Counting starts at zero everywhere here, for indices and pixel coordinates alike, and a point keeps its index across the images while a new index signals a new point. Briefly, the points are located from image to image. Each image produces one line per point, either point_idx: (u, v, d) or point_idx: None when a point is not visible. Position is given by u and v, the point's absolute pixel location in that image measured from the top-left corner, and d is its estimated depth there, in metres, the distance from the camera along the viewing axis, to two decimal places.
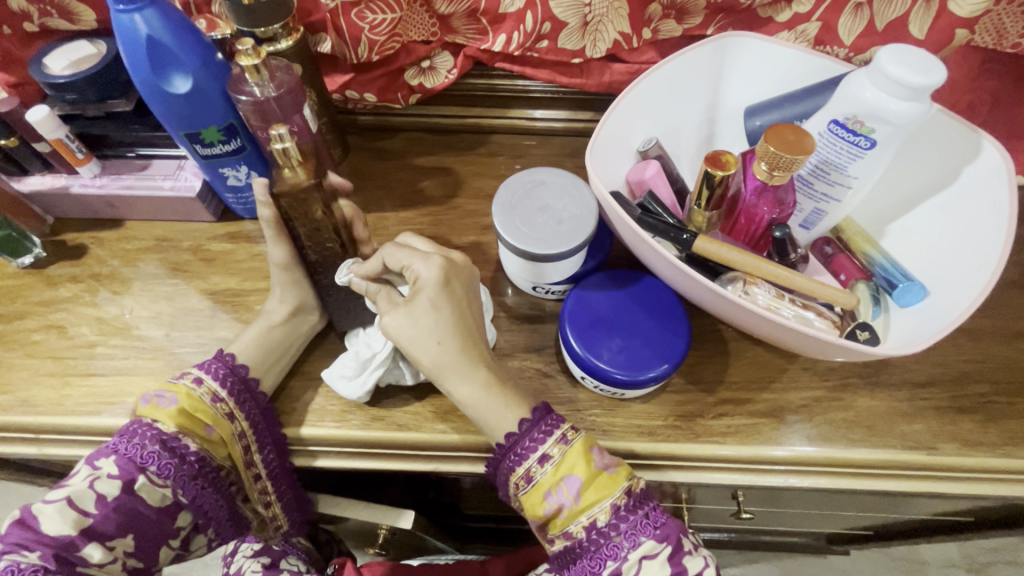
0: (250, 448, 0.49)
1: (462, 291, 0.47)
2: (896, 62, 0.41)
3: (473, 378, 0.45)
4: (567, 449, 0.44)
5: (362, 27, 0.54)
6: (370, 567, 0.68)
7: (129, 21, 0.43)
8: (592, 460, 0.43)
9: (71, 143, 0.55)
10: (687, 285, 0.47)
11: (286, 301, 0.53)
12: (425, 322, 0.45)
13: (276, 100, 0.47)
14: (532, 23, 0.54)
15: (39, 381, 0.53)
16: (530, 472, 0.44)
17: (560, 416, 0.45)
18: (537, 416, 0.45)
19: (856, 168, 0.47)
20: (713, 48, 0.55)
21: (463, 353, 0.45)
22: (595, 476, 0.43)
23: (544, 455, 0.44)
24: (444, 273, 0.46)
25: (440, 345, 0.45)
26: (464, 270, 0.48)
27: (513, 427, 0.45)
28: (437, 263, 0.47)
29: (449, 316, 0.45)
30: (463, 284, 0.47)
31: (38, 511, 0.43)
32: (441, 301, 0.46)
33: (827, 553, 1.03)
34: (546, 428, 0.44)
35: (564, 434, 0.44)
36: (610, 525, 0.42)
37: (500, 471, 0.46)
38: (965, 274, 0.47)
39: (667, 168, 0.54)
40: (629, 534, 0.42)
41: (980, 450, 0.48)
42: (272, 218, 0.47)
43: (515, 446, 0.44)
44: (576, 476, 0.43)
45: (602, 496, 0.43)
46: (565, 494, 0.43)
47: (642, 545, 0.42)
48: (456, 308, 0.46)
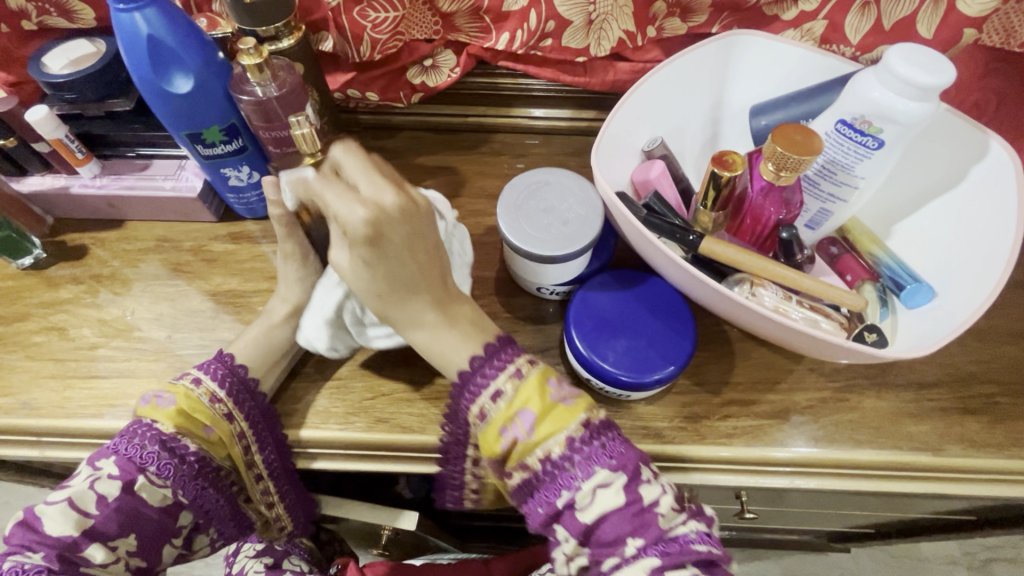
0: (250, 448, 0.49)
1: (403, 244, 0.41)
2: (904, 61, 0.41)
3: (426, 322, 0.45)
4: (521, 384, 0.43)
5: (365, 25, 0.53)
6: (371, 567, 0.67)
7: (130, 20, 0.43)
8: (547, 393, 0.43)
9: (71, 142, 0.55)
10: (694, 287, 0.47)
11: (287, 300, 0.52)
12: (358, 277, 0.41)
13: (279, 99, 0.47)
14: (536, 21, 0.53)
15: (41, 384, 0.52)
16: (482, 410, 0.43)
17: (515, 350, 0.45)
18: (493, 348, 0.45)
19: (863, 168, 0.47)
20: (718, 47, 0.54)
21: (406, 301, 0.43)
22: (550, 408, 0.42)
23: (497, 392, 0.43)
24: (373, 228, 0.39)
25: (379, 298, 0.43)
26: (405, 218, 0.40)
27: (467, 364, 0.44)
28: (362, 214, 0.39)
29: (384, 273, 0.41)
30: (404, 234, 0.41)
31: (41, 511, 0.42)
32: (375, 258, 0.40)
33: (828, 550, 1.03)
34: (499, 365, 0.44)
35: (518, 369, 0.44)
36: (565, 457, 0.41)
37: (459, 418, 0.46)
38: (975, 276, 0.47)
39: (672, 168, 0.54)
40: (584, 465, 0.41)
41: (985, 451, 0.48)
42: (282, 215, 0.48)
43: (469, 384, 0.44)
44: (530, 409, 0.42)
45: (557, 427, 0.42)
46: (519, 427, 0.42)
47: (597, 475, 0.41)
48: (391, 263, 0.41)
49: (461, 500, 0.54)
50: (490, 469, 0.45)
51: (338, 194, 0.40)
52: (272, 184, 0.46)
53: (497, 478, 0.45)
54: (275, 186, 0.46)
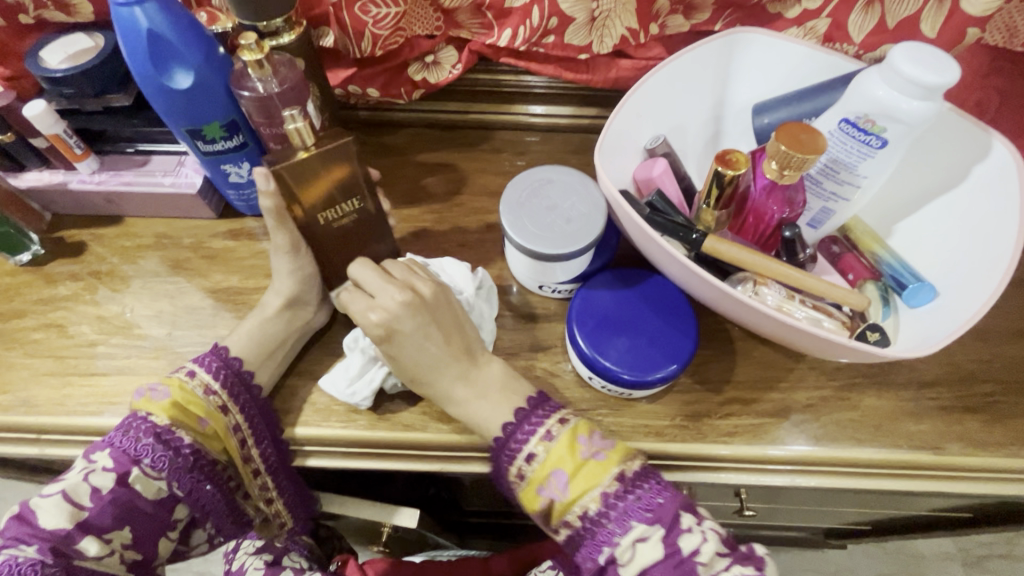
0: (247, 442, 0.48)
1: (416, 333, 0.45)
2: (910, 60, 0.41)
3: (457, 396, 0.46)
4: (551, 446, 0.43)
5: (366, 21, 0.53)
6: (371, 564, 0.67)
7: (129, 14, 0.42)
8: (577, 450, 0.43)
9: (69, 138, 0.54)
10: (696, 286, 0.47)
11: (280, 292, 0.51)
12: (395, 363, 0.46)
13: (280, 95, 0.46)
14: (539, 18, 0.53)
15: (40, 381, 0.52)
16: (520, 470, 0.44)
17: (552, 406, 0.45)
18: (528, 408, 0.45)
19: (866, 167, 0.47)
20: (721, 44, 0.54)
21: (440, 382, 0.46)
22: (582, 467, 0.42)
23: (530, 454, 0.44)
24: (385, 326, 0.45)
25: (415, 382, 0.47)
26: (412, 313, 0.45)
27: (509, 418, 0.45)
28: (375, 317, 0.45)
29: (411, 361, 0.46)
30: (415, 324, 0.45)
31: (36, 505, 0.42)
32: (396, 351, 0.45)
33: (825, 546, 1.04)
34: (529, 427, 0.44)
35: (548, 430, 0.44)
36: (601, 514, 0.41)
37: (500, 475, 0.46)
38: (976, 275, 0.47)
39: (674, 166, 0.54)
40: (620, 521, 0.41)
41: (985, 450, 0.48)
42: (274, 208, 0.46)
43: (504, 447, 0.45)
44: (562, 470, 0.42)
45: (590, 485, 0.42)
46: (555, 488, 0.43)
47: (634, 529, 0.40)
48: (411, 351, 0.45)
49: None
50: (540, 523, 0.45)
51: (356, 300, 0.46)
52: (265, 174, 0.44)
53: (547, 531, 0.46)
54: (268, 177, 0.44)
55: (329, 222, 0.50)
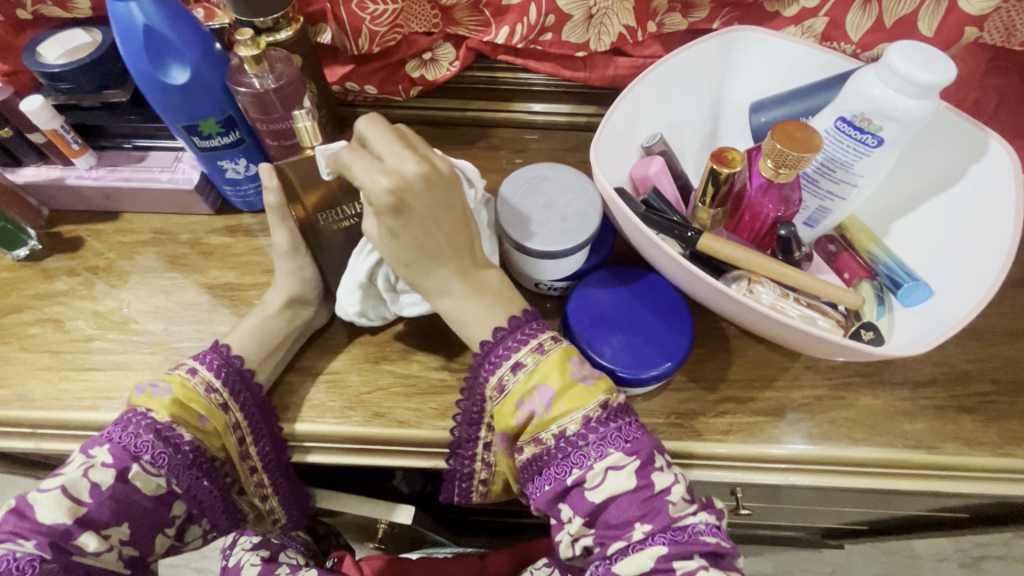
0: (245, 440, 0.48)
1: (426, 213, 0.41)
2: (905, 58, 0.41)
3: (451, 291, 0.45)
4: (542, 359, 0.44)
5: (364, 18, 0.52)
6: (368, 562, 0.67)
7: (126, 10, 0.42)
8: (567, 370, 0.43)
9: (66, 133, 0.54)
10: (691, 284, 0.47)
11: (282, 291, 0.52)
12: (391, 240, 0.42)
13: (277, 91, 0.47)
14: (536, 15, 0.53)
15: (36, 376, 0.52)
16: (503, 380, 0.44)
17: (544, 323, 0.46)
18: (528, 315, 0.46)
19: (862, 166, 0.47)
20: (719, 43, 0.54)
21: (432, 269, 0.44)
22: (569, 385, 0.43)
23: (517, 364, 0.44)
24: (397, 198, 0.40)
25: (406, 267, 0.44)
26: (428, 186, 0.40)
27: (490, 334, 0.45)
28: (386, 184, 0.39)
29: (410, 240, 0.42)
30: (428, 201, 0.41)
31: (33, 499, 0.42)
32: (400, 228, 0.41)
33: (822, 546, 1.04)
34: (522, 337, 0.45)
35: (541, 344, 0.44)
36: (579, 436, 0.42)
37: (476, 387, 0.46)
38: (972, 275, 0.47)
39: (671, 164, 0.54)
40: (598, 446, 0.41)
41: (979, 449, 0.48)
42: (277, 203, 0.48)
43: (490, 353, 0.45)
44: (548, 384, 0.43)
45: (574, 406, 0.42)
46: (537, 402, 0.43)
47: (609, 456, 0.41)
48: (416, 230, 0.42)
49: (468, 495, 0.51)
50: (501, 445, 0.47)
51: (360, 162, 0.40)
52: (269, 169, 0.46)
53: (508, 453, 0.47)
54: (272, 172, 0.46)
55: (331, 223, 0.50)
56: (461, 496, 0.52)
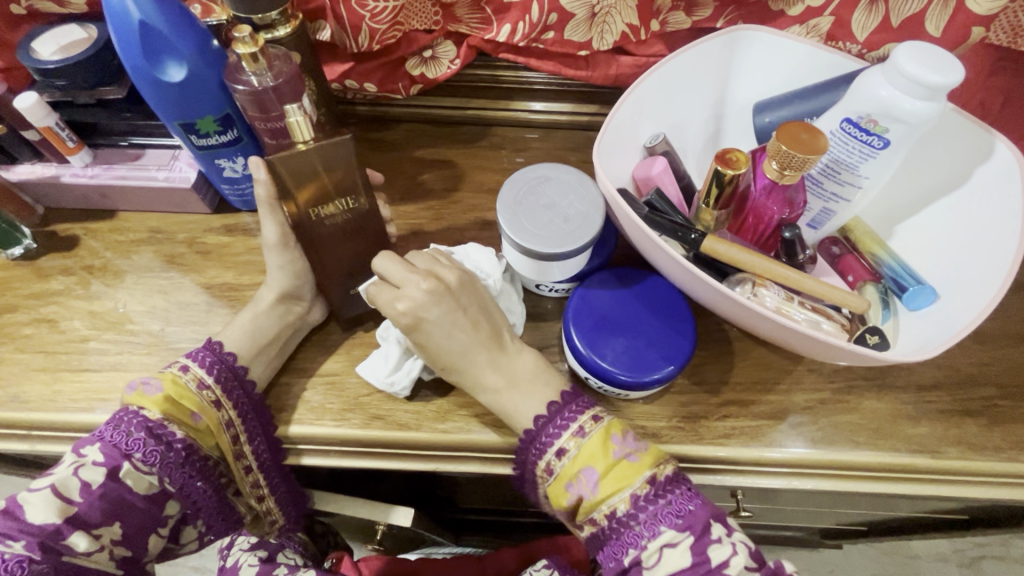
0: (239, 438, 0.48)
1: (443, 324, 0.45)
2: (913, 60, 0.40)
3: (489, 385, 0.46)
4: (584, 441, 0.44)
5: (363, 15, 0.52)
6: (366, 563, 0.67)
7: (121, 5, 0.42)
8: (610, 449, 0.43)
9: (61, 131, 0.54)
10: (695, 287, 0.46)
11: (274, 286, 0.51)
12: (428, 355, 0.46)
13: (275, 90, 0.46)
14: (538, 13, 0.52)
15: (31, 376, 0.51)
16: (550, 464, 0.45)
17: (587, 400, 0.46)
18: (572, 392, 0.46)
19: (867, 168, 0.46)
20: (723, 42, 0.54)
21: (469, 373, 0.46)
22: (613, 466, 0.42)
23: (561, 449, 0.44)
24: (411, 315, 0.44)
25: (448, 372, 0.46)
26: (438, 299, 0.45)
27: (541, 411, 0.45)
28: (403, 306, 0.44)
29: (441, 353, 0.46)
30: (443, 312, 0.45)
31: (24, 499, 0.41)
32: (427, 342, 0.45)
33: (821, 546, 1.04)
34: (564, 421, 0.44)
35: (581, 426, 0.44)
36: (629, 515, 0.42)
37: (525, 463, 0.47)
38: (977, 279, 0.46)
39: (674, 164, 0.53)
40: (649, 524, 0.41)
41: (984, 453, 0.48)
42: (267, 197, 0.48)
43: (536, 438, 0.45)
44: (593, 468, 0.43)
45: (621, 486, 0.42)
46: (585, 485, 0.43)
47: (662, 534, 0.41)
48: (442, 339, 0.45)
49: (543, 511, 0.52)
50: (564, 518, 0.46)
51: (380, 292, 0.45)
52: (258, 162, 0.47)
53: (571, 526, 0.47)
54: (261, 165, 0.47)
55: (323, 219, 0.49)
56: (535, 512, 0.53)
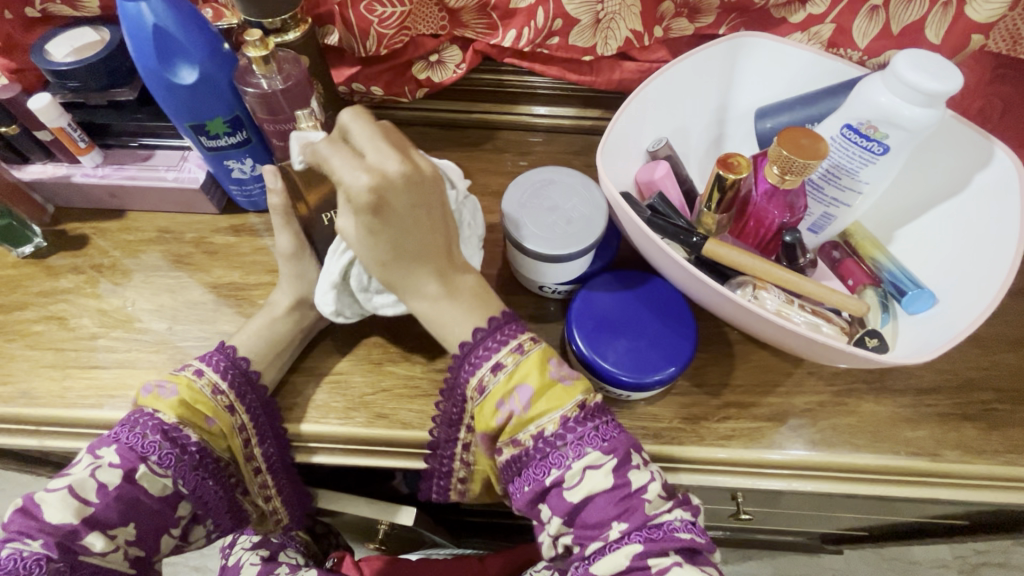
0: (250, 441, 0.48)
1: (403, 215, 0.40)
2: (912, 67, 0.41)
3: (426, 291, 0.45)
4: (522, 360, 0.44)
5: (372, 20, 0.53)
6: (368, 563, 0.67)
7: (136, 10, 0.42)
8: (546, 371, 0.43)
9: (73, 132, 0.55)
10: (696, 289, 0.47)
11: (291, 292, 0.52)
12: (375, 243, 0.41)
13: (284, 93, 0.47)
14: (544, 19, 0.53)
15: (40, 373, 0.52)
16: (481, 382, 0.44)
17: (521, 326, 0.46)
18: (505, 318, 0.46)
19: (867, 173, 0.47)
20: (725, 48, 0.54)
21: (409, 272, 0.44)
22: (548, 386, 0.43)
23: (498, 364, 0.44)
24: (379, 199, 0.38)
25: (384, 267, 0.43)
26: (408, 187, 0.39)
27: (469, 335, 0.45)
28: (365, 181, 0.38)
29: (391, 244, 0.41)
30: (407, 202, 0.39)
31: (41, 498, 0.42)
32: (378, 227, 0.40)
33: (821, 552, 1.04)
34: (502, 339, 0.44)
35: (520, 345, 0.44)
36: (557, 436, 0.42)
37: (455, 387, 0.46)
38: (975, 284, 0.47)
39: (676, 168, 0.54)
40: (576, 445, 0.41)
41: (982, 457, 0.48)
42: (280, 205, 0.48)
43: (470, 356, 0.45)
44: (527, 385, 0.43)
45: (552, 407, 0.42)
46: (516, 402, 0.43)
47: (587, 455, 0.41)
48: (393, 232, 0.40)
49: (446, 492, 0.53)
50: (483, 442, 0.46)
51: (342, 158, 0.39)
52: (273, 172, 0.46)
53: (487, 453, 0.46)
54: (276, 175, 0.46)
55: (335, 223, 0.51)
56: (439, 493, 0.53)
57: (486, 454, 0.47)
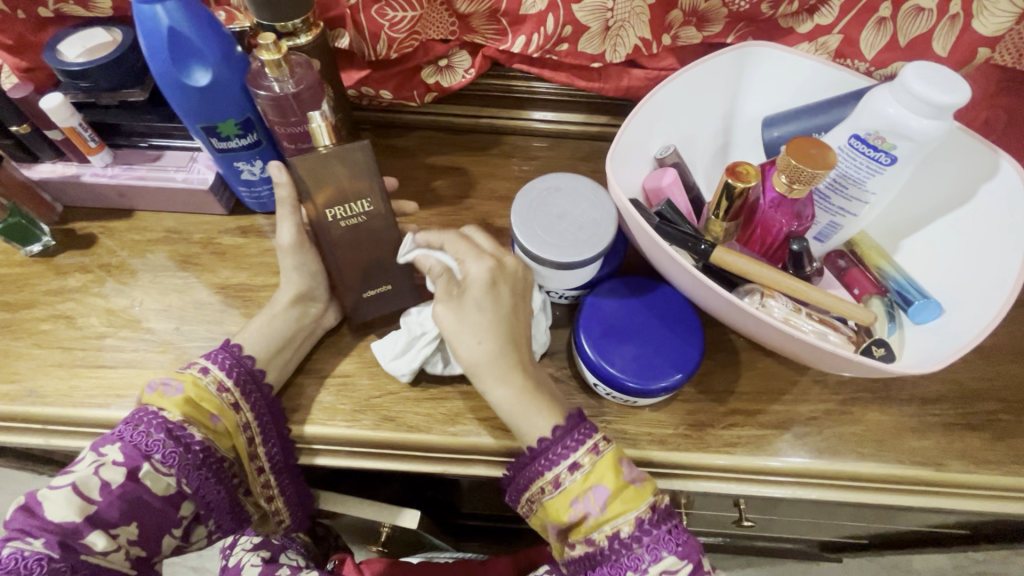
0: (254, 440, 0.48)
1: (505, 302, 0.47)
2: (920, 79, 0.41)
3: (508, 383, 0.45)
4: (598, 460, 0.43)
5: (383, 24, 0.53)
6: (368, 565, 0.67)
7: (151, 12, 0.42)
8: (621, 472, 0.43)
9: (84, 131, 0.55)
10: (703, 296, 0.47)
11: (290, 288, 0.52)
12: (477, 323, 0.46)
13: (296, 96, 0.47)
14: (553, 26, 0.53)
15: (47, 371, 0.52)
16: (558, 478, 0.44)
17: (592, 425, 0.45)
18: (578, 418, 0.45)
19: (874, 183, 0.47)
20: (733, 57, 0.55)
21: (500, 360, 0.45)
22: (623, 488, 0.43)
23: (575, 464, 0.43)
24: (494, 276, 0.47)
25: (479, 344, 0.45)
26: (511, 279, 0.48)
27: (546, 434, 0.44)
28: (487, 267, 0.47)
29: (490, 323, 0.46)
30: (509, 290, 0.47)
31: (43, 497, 0.42)
32: (485, 299, 0.46)
33: (820, 559, 1.03)
34: (580, 437, 0.44)
35: (596, 444, 0.44)
36: (633, 538, 0.42)
37: (525, 474, 0.45)
38: (981, 296, 0.47)
39: (683, 176, 0.54)
40: (652, 549, 0.42)
41: (987, 467, 0.49)
42: (288, 197, 0.49)
43: (547, 452, 0.44)
44: (604, 486, 0.42)
45: (627, 509, 0.42)
46: (592, 503, 0.42)
47: (664, 560, 0.42)
48: (500, 306, 0.46)
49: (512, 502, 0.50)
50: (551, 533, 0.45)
51: (461, 249, 0.49)
52: (279, 167, 0.49)
53: (554, 541, 0.46)
54: (283, 169, 0.49)
55: (338, 222, 0.49)
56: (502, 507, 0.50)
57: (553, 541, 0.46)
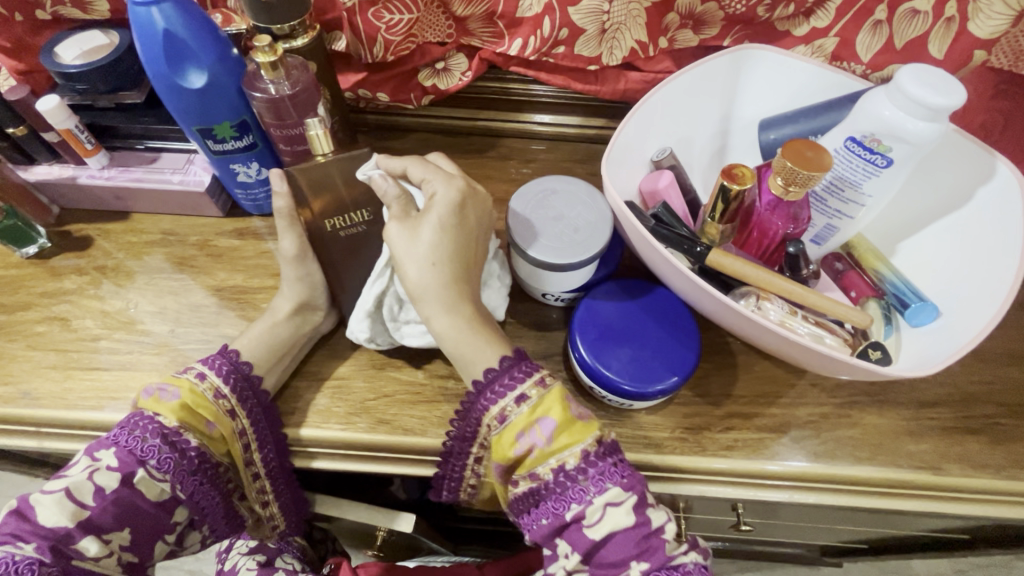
0: (250, 446, 0.48)
1: (464, 228, 0.46)
2: (916, 81, 0.41)
3: (456, 311, 0.45)
4: (545, 392, 0.43)
5: (379, 27, 0.53)
6: (365, 569, 0.67)
7: (147, 14, 0.43)
8: (567, 406, 0.43)
9: (80, 133, 0.55)
10: (698, 298, 0.47)
11: (291, 297, 0.52)
12: (433, 244, 0.44)
13: (292, 98, 0.47)
14: (550, 28, 0.53)
15: (42, 374, 0.52)
16: (504, 411, 0.43)
17: (536, 363, 0.45)
18: (518, 357, 0.45)
19: (870, 186, 0.47)
20: (729, 60, 0.55)
21: (449, 287, 0.45)
22: (569, 421, 0.42)
23: (521, 396, 0.43)
24: (462, 199, 0.46)
25: (433, 267, 0.44)
26: (473, 202, 0.47)
27: (493, 364, 0.44)
28: (456, 190, 0.46)
29: (445, 246, 0.45)
30: (470, 215, 0.47)
31: (36, 500, 0.42)
32: (449, 222, 0.45)
33: (820, 564, 1.03)
34: (527, 370, 0.44)
35: (542, 378, 0.44)
36: (578, 470, 0.41)
37: (472, 414, 0.45)
38: (979, 299, 0.47)
39: (679, 178, 0.54)
40: (597, 481, 0.41)
41: (986, 471, 0.48)
42: (286, 208, 0.49)
43: (493, 384, 0.44)
44: (550, 418, 0.42)
45: (573, 440, 0.42)
46: (538, 435, 0.42)
47: (607, 492, 0.41)
48: (460, 231, 0.46)
49: (455, 493, 0.51)
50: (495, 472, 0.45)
51: (424, 170, 0.47)
52: (278, 175, 0.47)
53: (500, 480, 0.45)
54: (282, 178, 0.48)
55: (338, 231, 0.50)
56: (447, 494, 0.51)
57: (498, 481, 0.45)
